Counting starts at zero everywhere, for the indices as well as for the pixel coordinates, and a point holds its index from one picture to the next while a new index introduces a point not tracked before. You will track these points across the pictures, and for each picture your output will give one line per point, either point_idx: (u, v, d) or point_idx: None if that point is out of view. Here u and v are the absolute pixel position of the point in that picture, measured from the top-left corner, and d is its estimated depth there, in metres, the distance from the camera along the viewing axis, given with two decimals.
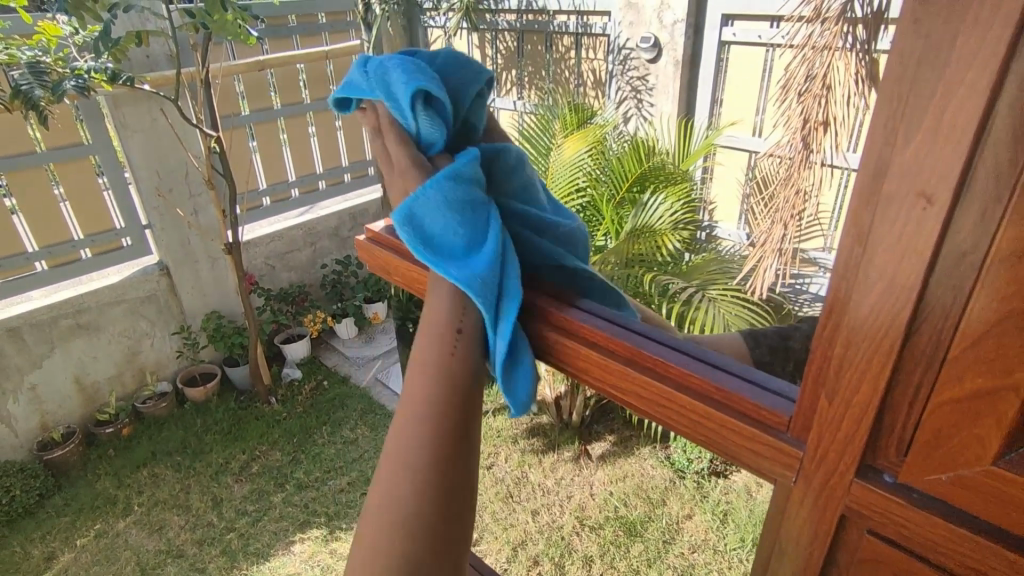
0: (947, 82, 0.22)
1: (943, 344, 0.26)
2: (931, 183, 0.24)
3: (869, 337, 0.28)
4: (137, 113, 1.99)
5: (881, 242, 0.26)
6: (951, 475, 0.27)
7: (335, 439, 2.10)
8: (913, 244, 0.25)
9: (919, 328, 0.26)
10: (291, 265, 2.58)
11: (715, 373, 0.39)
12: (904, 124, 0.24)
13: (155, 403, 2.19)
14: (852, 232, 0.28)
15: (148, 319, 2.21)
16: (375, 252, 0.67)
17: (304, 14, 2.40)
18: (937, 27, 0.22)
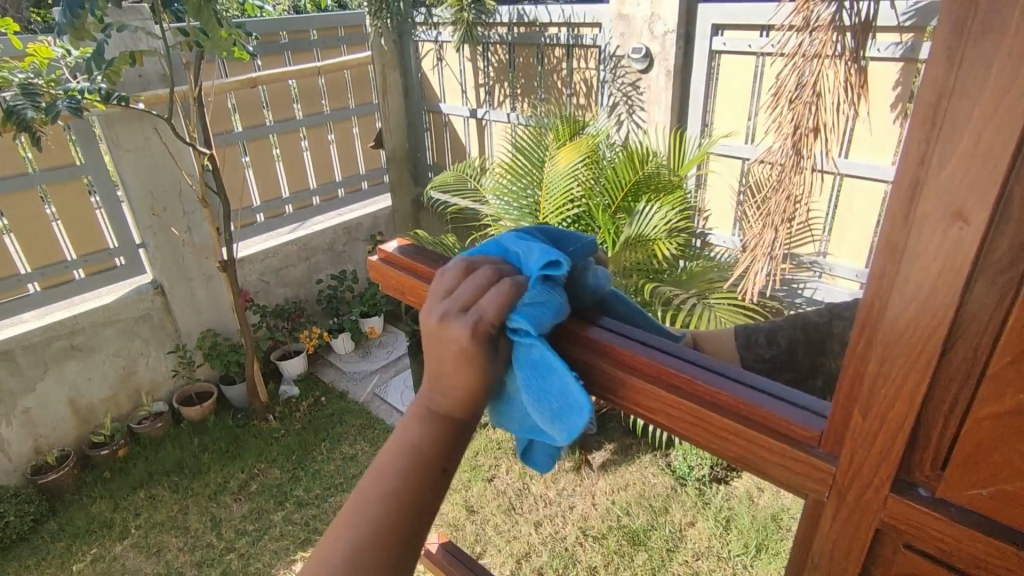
0: (985, 106, 0.21)
1: (982, 360, 0.26)
2: (970, 205, 0.23)
3: (904, 353, 0.27)
4: (131, 132, 1.98)
5: (913, 264, 0.25)
6: (992, 490, 0.27)
7: (335, 455, 2.09)
8: (950, 263, 0.24)
9: (956, 344, 0.26)
10: (287, 281, 2.57)
11: (732, 387, 0.37)
12: (940, 143, 0.23)
13: (150, 424, 2.17)
14: (885, 245, 0.27)
15: (143, 339, 2.19)
16: (388, 273, 0.67)
17: (296, 31, 2.42)
18: (973, 43, 0.21)
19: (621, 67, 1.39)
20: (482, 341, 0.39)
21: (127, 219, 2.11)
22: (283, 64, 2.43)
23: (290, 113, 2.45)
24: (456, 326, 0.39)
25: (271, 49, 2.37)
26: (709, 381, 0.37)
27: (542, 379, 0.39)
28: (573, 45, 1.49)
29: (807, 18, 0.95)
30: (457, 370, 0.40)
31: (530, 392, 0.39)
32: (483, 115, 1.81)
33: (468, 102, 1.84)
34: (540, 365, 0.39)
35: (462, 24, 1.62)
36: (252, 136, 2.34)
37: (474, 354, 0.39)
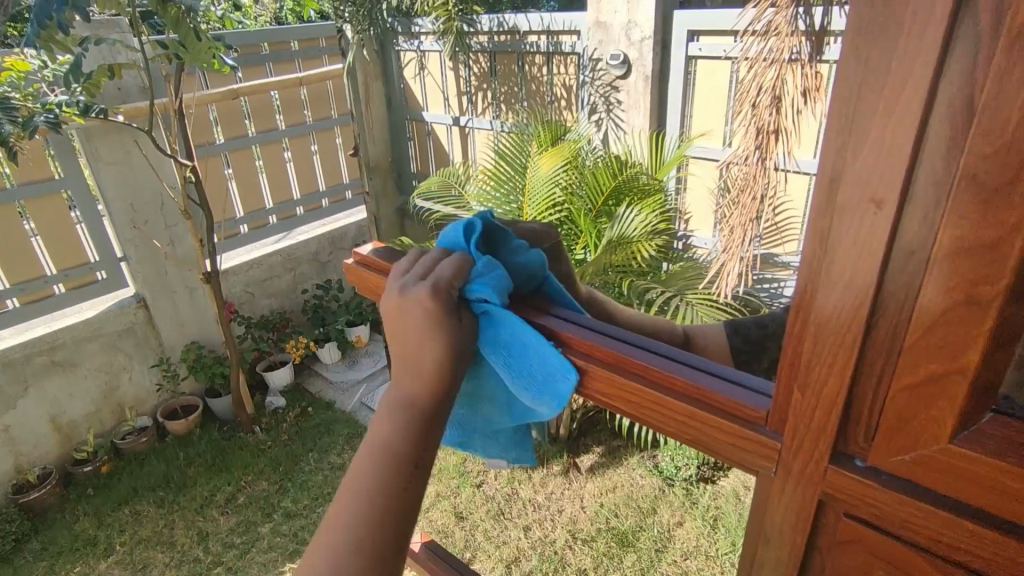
0: (886, 105, 0.25)
1: (900, 335, 0.28)
2: (879, 191, 0.26)
3: (834, 331, 0.30)
4: (111, 146, 1.98)
5: (836, 248, 0.28)
6: (913, 456, 0.29)
7: (322, 465, 2.08)
8: (867, 245, 0.27)
9: (878, 321, 0.28)
10: (271, 292, 2.56)
11: (688, 371, 0.39)
12: (853, 138, 0.26)
13: (134, 438, 2.14)
14: (814, 235, 0.29)
15: (127, 353, 2.17)
16: (366, 275, 0.68)
17: (277, 43, 2.43)
18: (873, 52, 0.24)
19: (599, 71, 1.43)
20: (443, 300, 0.45)
21: (108, 233, 2.10)
22: (264, 75, 2.43)
23: (272, 123, 2.45)
24: (420, 291, 0.46)
25: (253, 60, 2.37)
26: (665, 367, 0.39)
27: (518, 355, 0.45)
28: (552, 51, 1.52)
29: (766, 25, 0.99)
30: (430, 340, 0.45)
31: (509, 369, 0.45)
32: (464, 122, 1.81)
33: (450, 111, 1.83)
34: (505, 338, 0.45)
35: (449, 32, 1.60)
36: (234, 147, 2.34)
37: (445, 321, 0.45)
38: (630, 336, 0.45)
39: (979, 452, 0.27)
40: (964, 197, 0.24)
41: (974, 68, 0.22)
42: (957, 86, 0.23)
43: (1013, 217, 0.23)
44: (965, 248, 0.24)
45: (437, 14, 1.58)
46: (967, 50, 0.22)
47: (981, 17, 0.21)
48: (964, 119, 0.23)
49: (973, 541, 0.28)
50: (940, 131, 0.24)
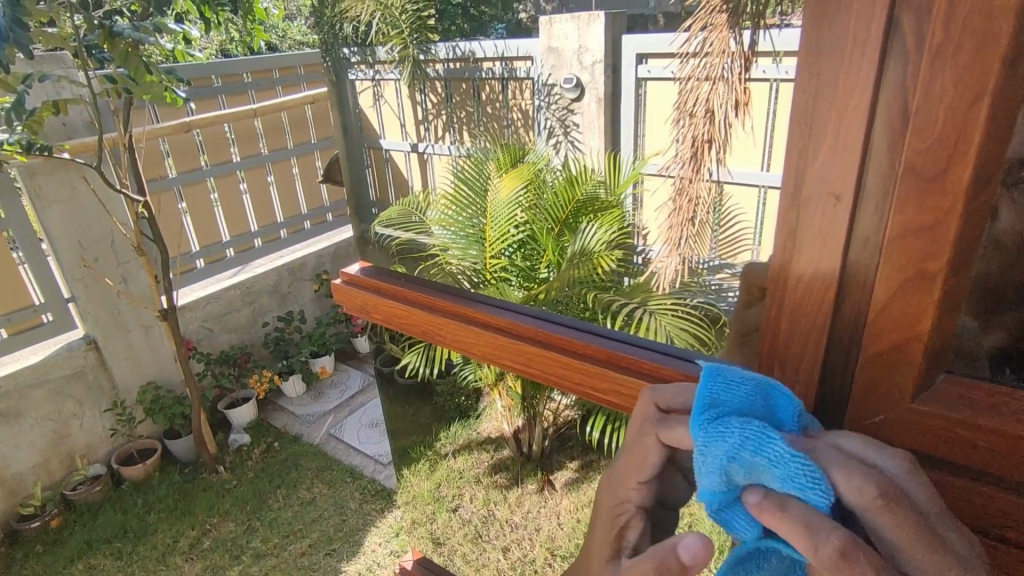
0: (838, 115, 0.33)
1: (863, 306, 0.36)
2: (838, 185, 0.34)
3: (810, 309, 0.39)
4: (57, 183, 1.92)
5: (807, 236, 0.37)
6: (882, 418, 0.37)
7: (291, 502, 2.02)
8: (830, 234, 0.36)
9: (845, 295, 0.37)
10: (231, 327, 2.49)
11: (679, 362, 0.48)
12: (814, 146, 0.35)
13: (87, 489, 2.03)
14: (787, 228, 0.38)
15: (76, 399, 2.07)
16: (350, 295, 0.72)
17: (228, 75, 2.44)
18: (822, 72, 0.33)
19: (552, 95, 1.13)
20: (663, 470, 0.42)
21: (54, 274, 2.01)
22: (217, 107, 2.44)
23: (226, 156, 2.44)
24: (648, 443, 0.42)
25: (204, 93, 2.38)
26: (662, 362, 0.48)
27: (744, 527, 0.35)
28: (507, 78, 1.14)
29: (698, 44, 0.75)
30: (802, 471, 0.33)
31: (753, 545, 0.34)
32: (422, 150, 1.34)
33: (408, 135, 1.32)
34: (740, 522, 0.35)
35: (404, 62, 1.23)
36: (187, 181, 2.31)
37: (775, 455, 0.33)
38: (624, 337, 0.53)
39: (941, 413, 0.36)
40: (909, 184, 0.32)
41: (905, 81, 0.30)
42: (894, 96, 0.31)
43: (945, 204, 0.31)
44: (914, 226, 0.32)
45: (389, 41, 1.22)
46: (899, 66, 0.30)
47: (907, 37, 0.30)
48: (902, 121, 0.31)
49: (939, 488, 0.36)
50: (883, 133, 0.32)
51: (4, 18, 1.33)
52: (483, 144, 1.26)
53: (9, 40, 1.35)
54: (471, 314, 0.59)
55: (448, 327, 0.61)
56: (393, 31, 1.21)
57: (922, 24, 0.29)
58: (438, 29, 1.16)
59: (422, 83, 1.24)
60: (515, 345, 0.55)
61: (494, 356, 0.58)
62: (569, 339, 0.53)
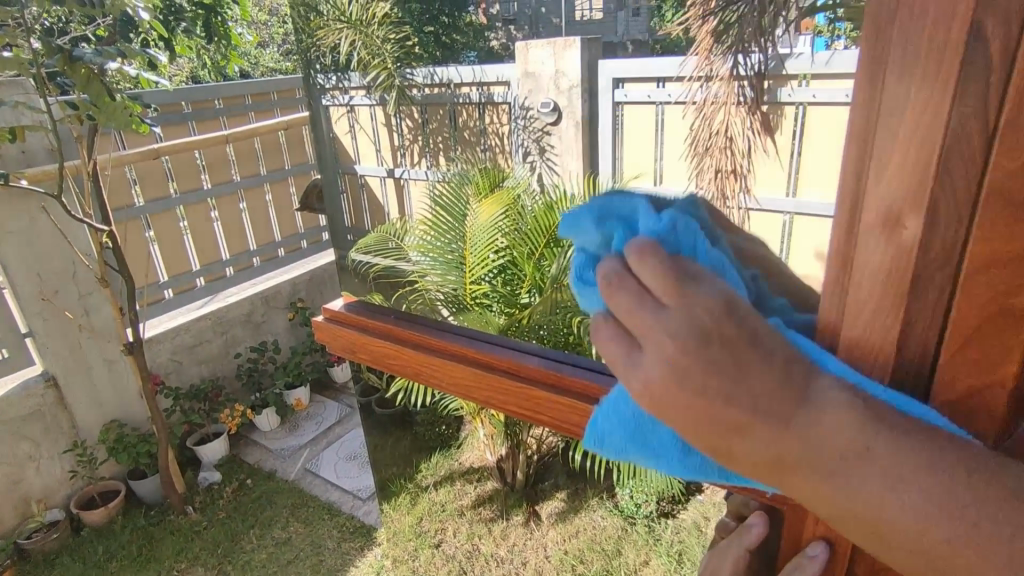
0: (906, 130, 0.29)
1: (934, 344, 0.32)
2: (904, 215, 0.30)
3: (866, 353, 0.34)
4: (14, 213, 1.83)
5: (865, 262, 0.33)
6: None
7: (265, 543, 1.91)
8: (894, 267, 0.31)
9: (910, 333, 0.32)
10: (202, 359, 2.39)
11: None
12: (874, 165, 0.31)
13: (43, 536, 1.90)
14: (841, 259, 0.34)
15: (33, 440, 1.96)
16: (333, 333, 0.68)
17: (199, 101, 2.42)
18: (881, 78, 0.29)
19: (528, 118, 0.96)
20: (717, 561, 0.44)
21: (12, 308, 1.91)
22: (188, 133, 2.40)
23: (196, 183, 2.39)
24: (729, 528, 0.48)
25: (173, 119, 2.34)
26: None
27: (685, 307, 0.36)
28: (484, 104, 0.98)
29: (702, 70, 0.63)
30: (738, 371, 0.30)
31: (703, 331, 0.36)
32: (398, 174, 1.21)
33: (383, 160, 1.19)
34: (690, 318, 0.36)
35: (386, 89, 1.06)
36: (155, 210, 2.25)
37: (736, 311, 0.32)
38: None
39: None
40: (993, 212, 0.27)
41: (987, 95, 0.26)
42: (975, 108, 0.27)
43: None
44: (999, 260, 0.28)
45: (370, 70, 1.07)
46: (979, 83, 0.26)
47: (991, 44, 0.25)
48: (986, 140, 0.27)
49: None
50: (960, 152, 0.28)
51: None
52: (459, 168, 1.12)
53: None
54: (474, 356, 0.56)
55: (446, 369, 0.58)
56: (376, 59, 1.06)
57: (1012, 29, 0.25)
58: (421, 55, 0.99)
59: (400, 108, 1.08)
60: (525, 391, 0.53)
61: (502, 402, 0.55)
62: (586, 383, 0.50)
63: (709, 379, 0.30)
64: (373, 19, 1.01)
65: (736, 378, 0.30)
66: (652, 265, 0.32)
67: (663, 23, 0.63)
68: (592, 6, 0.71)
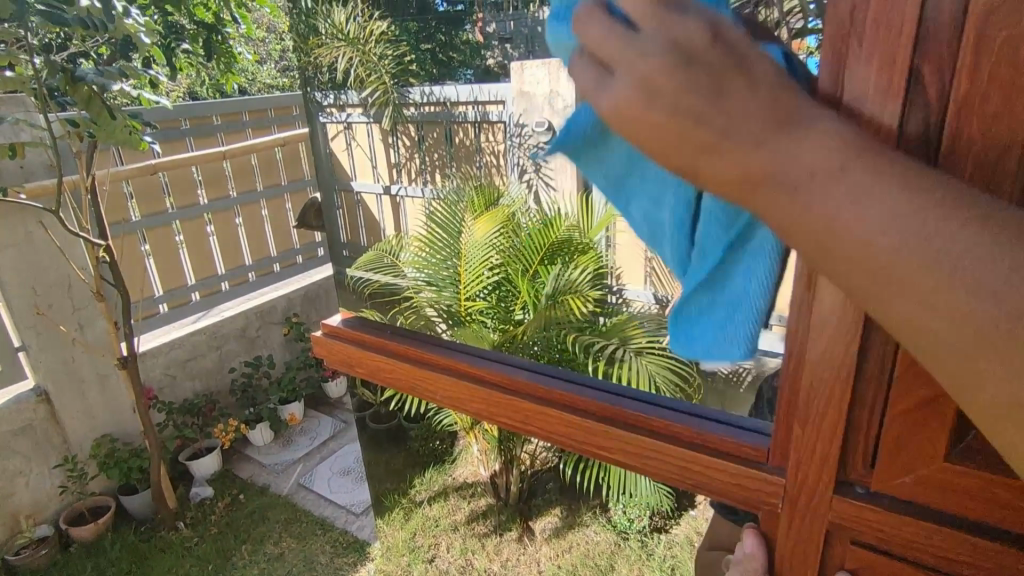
0: None
1: (888, 361, 0.38)
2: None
3: (833, 369, 0.40)
4: (11, 228, 1.84)
5: (827, 290, 0.39)
6: (912, 478, 0.40)
7: (257, 559, 1.90)
8: (854, 293, 0.38)
9: (869, 352, 0.39)
10: (196, 373, 2.39)
11: (689, 420, 0.52)
12: None
13: (32, 552, 1.88)
14: (803, 284, 0.40)
15: (24, 455, 1.95)
16: (329, 346, 0.71)
17: (196, 117, 2.45)
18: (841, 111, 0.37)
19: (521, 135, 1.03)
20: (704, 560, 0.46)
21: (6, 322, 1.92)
22: (185, 149, 2.43)
23: (192, 198, 2.41)
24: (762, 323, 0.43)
25: (172, 135, 2.37)
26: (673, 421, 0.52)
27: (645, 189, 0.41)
28: (480, 122, 1.04)
29: None
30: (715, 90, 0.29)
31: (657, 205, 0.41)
32: (394, 192, 1.21)
33: (380, 177, 1.16)
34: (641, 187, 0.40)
35: (382, 106, 1.06)
36: (151, 224, 2.26)
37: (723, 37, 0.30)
38: (626, 391, 0.57)
39: (967, 468, 0.38)
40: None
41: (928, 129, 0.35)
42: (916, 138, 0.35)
43: None
44: None
45: (367, 86, 1.05)
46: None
47: (928, 90, 0.34)
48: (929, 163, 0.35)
49: (965, 546, 0.39)
50: None
51: None
52: (455, 185, 1.15)
53: None
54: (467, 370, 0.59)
55: (439, 382, 0.61)
56: (373, 76, 1.04)
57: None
58: (419, 71, 1.01)
59: (396, 126, 1.10)
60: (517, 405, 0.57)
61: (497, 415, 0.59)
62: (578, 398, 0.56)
63: (683, 96, 0.29)
64: (369, 37, 1.00)
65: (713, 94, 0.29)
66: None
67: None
68: None
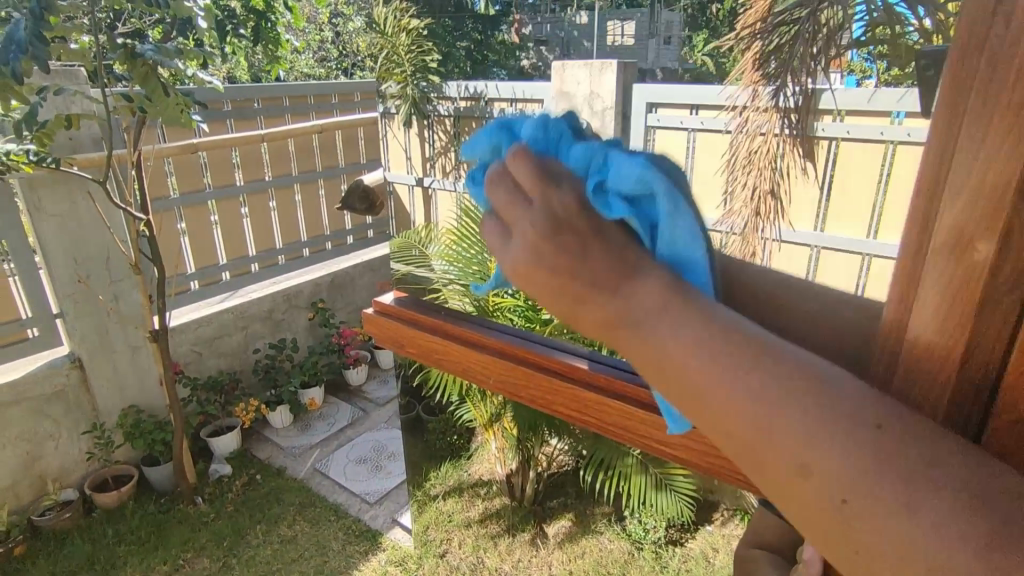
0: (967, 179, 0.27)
1: (995, 366, 0.29)
2: (975, 237, 0.27)
3: (934, 367, 0.30)
4: (56, 197, 1.89)
5: (931, 285, 0.30)
6: None
7: (271, 539, 1.92)
8: (963, 293, 0.28)
9: (975, 355, 0.29)
10: (221, 351, 2.43)
11: None
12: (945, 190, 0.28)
13: (56, 514, 1.93)
14: (906, 276, 0.31)
15: (53, 419, 1.99)
16: (385, 325, 0.71)
17: (239, 101, 2.52)
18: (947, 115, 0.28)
19: None
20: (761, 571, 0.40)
21: (44, 288, 1.97)
22: (226, 131, 2.49)
23: (230, 179, 2.44)
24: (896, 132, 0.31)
25: (215, 116, 2.44)
26: None
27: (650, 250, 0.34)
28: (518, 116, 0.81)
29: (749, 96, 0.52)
30: None
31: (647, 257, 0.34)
32: (427, 184, 1.11)
33: (413, 168, 1.10)
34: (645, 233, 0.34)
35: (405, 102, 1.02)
36: (189, 202, 2.30)
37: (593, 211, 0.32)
38: None
39: None
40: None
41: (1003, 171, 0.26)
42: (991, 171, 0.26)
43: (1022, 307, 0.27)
44: None
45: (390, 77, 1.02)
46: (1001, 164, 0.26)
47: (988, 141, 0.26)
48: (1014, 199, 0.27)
49: None
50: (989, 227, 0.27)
51: (25, 30, 1.28)
52: None
53: (27, 52, 1.30)
54: (517, 351, 0.58)
55: (487, 363, 0.60)
56: (397, 68, 1.00)
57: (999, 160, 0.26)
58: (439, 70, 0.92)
59: (426, 121, 0.99)
60: (567, 389, 0.54)
61: (546, 399, 0.57)
62: (627, 383, 0.51)
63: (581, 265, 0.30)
64: (400, 31, 0.94)
65: (577, 260, 0.30)
66: (524, 168, 0.33)
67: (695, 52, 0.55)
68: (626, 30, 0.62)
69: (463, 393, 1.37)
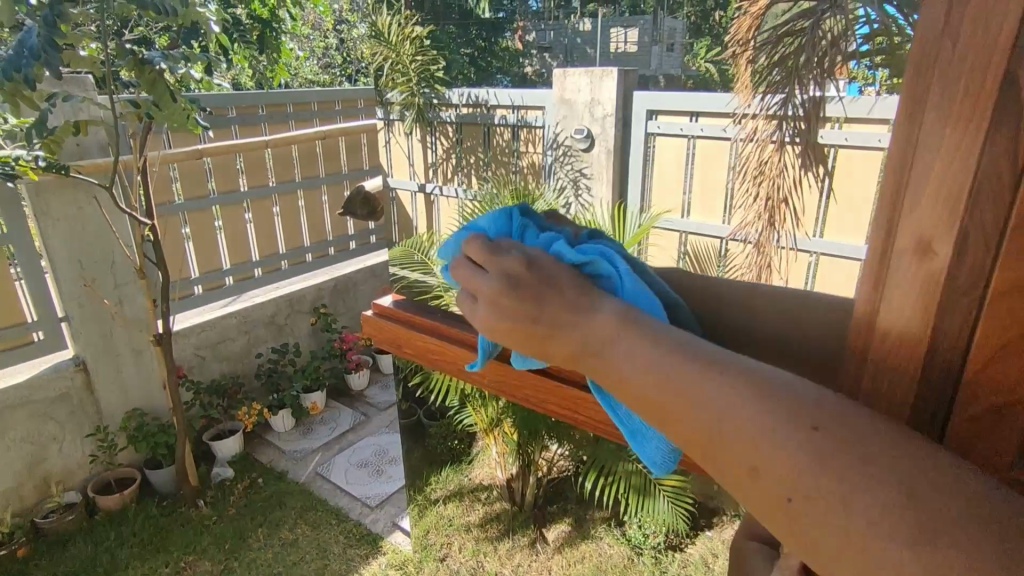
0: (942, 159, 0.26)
1: (956, 369, 0.28)
2: (934, 237, 0.27)
3: (896, 370, 0.30)
4: (63, 202, 1.91)
5: (894, 289, 0.29)
6: None
7: (272, 542, 1.93)
8: (927, 294, 0.28)
9: (934, 361, 0.28)
10: (224, 355, 2.44)
11: None
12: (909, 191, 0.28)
13: (59, 517, 1.94)
14: (871, 279, 0.31)
15: (58, 422, 2.01)
16: (384, 327, 0.72)
17: (244, 108, 2.54)
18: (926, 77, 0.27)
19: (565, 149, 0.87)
20: None
21: (50, 292, 1.99)
22: (231, 137, 2.52)
23: (234, 184, 2.46)
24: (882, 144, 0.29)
25: (221, 122, 2.47)
26: None
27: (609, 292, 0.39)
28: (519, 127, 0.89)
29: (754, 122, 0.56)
30: None
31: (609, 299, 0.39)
32: (429, 190, 1.07)
33: (415, 174, 1.05)
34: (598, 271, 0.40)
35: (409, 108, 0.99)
36: (193, 208, 2.32)
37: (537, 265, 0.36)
38: None
39: None
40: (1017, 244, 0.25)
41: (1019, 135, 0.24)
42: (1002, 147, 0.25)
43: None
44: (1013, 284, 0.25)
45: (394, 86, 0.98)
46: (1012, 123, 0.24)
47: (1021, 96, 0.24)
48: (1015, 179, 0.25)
49: None
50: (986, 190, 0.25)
51: (39, 37, 1.31)
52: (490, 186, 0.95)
53: (40, 58, 1.32)
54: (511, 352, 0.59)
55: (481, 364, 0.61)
56: (403, 77, 0.97)
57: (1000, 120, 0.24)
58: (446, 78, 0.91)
59: (431, 128, 0.97)
60: (558, 390, 0.55)
61: (539, 400, 0.58)
62: None
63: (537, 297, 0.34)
64: (404, 38, 0.92)
65: (536, 296, 0.35)
66: (475, 245, 0.38)
67: (697, 60, 0.58)
68: (628, 38, 0.63)
69: (464, 396, 1.38)
